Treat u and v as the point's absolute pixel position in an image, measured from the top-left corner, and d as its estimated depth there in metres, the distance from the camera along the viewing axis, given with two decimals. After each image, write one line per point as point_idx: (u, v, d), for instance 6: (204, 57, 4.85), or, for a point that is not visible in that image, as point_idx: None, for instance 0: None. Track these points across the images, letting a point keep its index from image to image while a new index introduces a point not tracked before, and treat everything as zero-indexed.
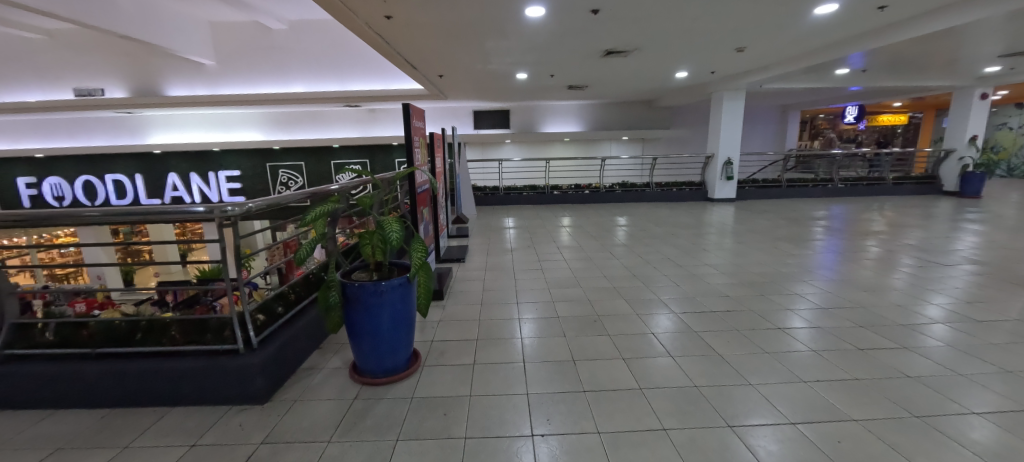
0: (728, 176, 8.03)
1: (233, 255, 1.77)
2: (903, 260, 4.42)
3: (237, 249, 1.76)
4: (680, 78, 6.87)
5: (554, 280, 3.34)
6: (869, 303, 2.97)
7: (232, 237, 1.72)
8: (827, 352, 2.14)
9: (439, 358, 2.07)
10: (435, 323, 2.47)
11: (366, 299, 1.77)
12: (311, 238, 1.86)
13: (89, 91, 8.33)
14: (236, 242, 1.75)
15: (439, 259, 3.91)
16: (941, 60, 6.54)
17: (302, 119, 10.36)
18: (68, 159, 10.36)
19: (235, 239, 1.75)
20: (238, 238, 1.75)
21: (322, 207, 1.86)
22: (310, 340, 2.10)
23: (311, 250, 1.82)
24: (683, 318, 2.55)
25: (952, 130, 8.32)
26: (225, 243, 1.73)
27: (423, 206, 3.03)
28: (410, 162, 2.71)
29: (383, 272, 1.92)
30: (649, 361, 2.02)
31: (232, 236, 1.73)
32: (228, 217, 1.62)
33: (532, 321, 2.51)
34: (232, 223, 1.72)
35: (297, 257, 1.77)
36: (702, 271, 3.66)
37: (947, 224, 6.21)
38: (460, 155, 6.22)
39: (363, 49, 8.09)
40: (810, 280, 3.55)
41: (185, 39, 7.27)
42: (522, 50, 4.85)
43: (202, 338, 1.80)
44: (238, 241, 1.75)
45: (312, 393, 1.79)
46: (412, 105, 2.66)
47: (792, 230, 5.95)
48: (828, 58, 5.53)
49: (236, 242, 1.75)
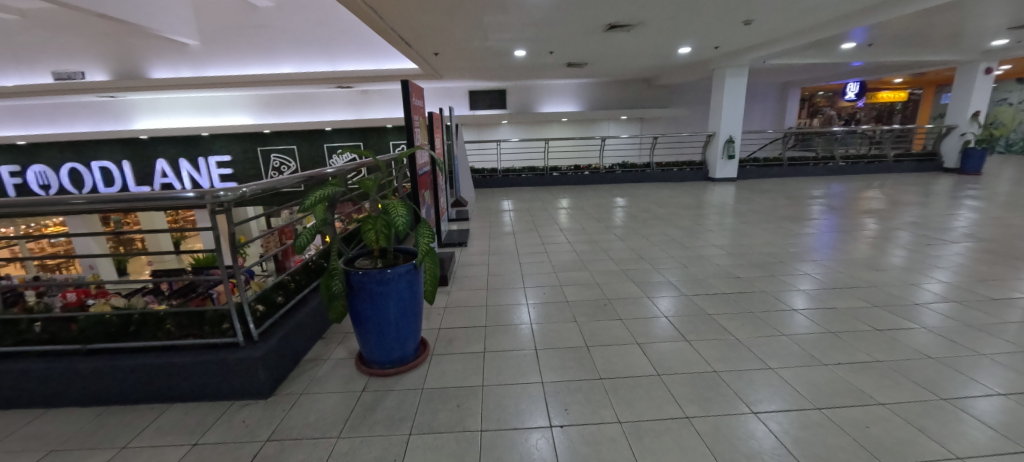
0: (729, 154, 7.92)
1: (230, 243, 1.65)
2: (906, 237, 4.39)
3: (233, 236, 1.64)
4: (683, 55, 6.68)
5: (559, 263, 3.26)
6: (877, 282, 2.93)
7: (227, 225, 1.60)
8: (841, 333, 2.09)
9: (447, 347, 2.00)
10: (441, 310, 2.39)
11: (370, 288, 1.68)
12: (312, 224, 1.76)
13: (68, 75, 8.02)
14: (230, 230, 1.63)
15: (439, 244, 3.81)
16: (948, 34, 6.38)
17: (293, 101, 10.06)
18: (51, 146, 10.05)
19: (230, 227, 1.63)
20: (233, 225, 1.63)
21: (323, 191, 1.73)
22: (312, 331, 2.00)
23: (311, 237, 1.72)
24: (692, 301, 2.49)
25: (955, 105, 8.17)
26: (218, 230, 1.61)
27: (424, 189, 2.92)
28: (410, 143, 2.57)
29: (388, 259, 1.81)
30: (665, 345, 1.97)
31: (227, 224, 1.61)
32: (220, 202, 1.50)
33: (539, 306, 2.44)
34: (226, 209, 1.60)
35: (297, 245, 1.67)
36: (707, 252, 3.60)
37: (945, 201, 6.20)
38: (458, 138, 6.05)
39: (354, 28, 7.80)
40: (815, 259, 3.50)
41: (165, 17, 6.95)
42: (522, 25, 4.64)
43: (198, 331, 1.69)
44: (233, 229, 1.62)
45: (318, 385, 1.72)
46: (411, 82, 2.52)
47: (794, 209, 5.89)
48: (836, 31, 5.35)
49: (232, 229, 1.64)
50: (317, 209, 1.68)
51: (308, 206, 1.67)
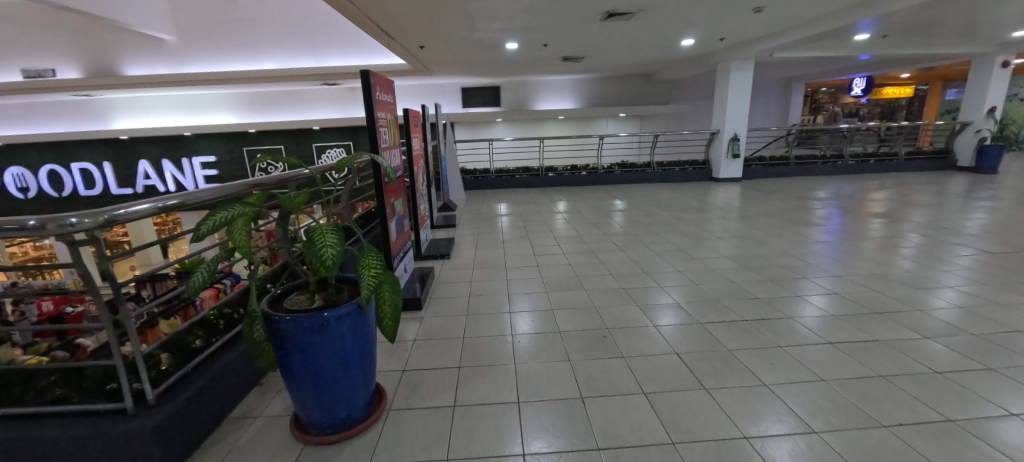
0: (735, 153, 7.53)
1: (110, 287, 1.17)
2: (932, 243, 4.01)
3: (109, 273, 1.17)
4: (686, 47, 6.30)
5: (552, 279, 2.89)
6: (921, 303, 2.52)
7: (101, 261, 1.12)
8: (894, 378, 1.72)
9: (410, 397, 1.62)
10: (409, 345, 2.01)
11: (298, 337, 1.28)
12: (222, 252, 1.27)
13: (37, 72, 7.50)
14: (105, 267, 1.14)
15: (421, 256, 3.42)
16: (967, 24, 6.01)
17: (278, 98, 9.72)
18: (27, 148, 9.63)
19: (101, 263, 1.13)
20: (111, 258, 1.14)
21: (240, 208, 1.28)
22: (242, 379, 1.63)
23: (214, 272, 1.24)
24: (709, 331, 2.10)
25: (970, 100, 7.80)
26: (84, 268, 1.11)
27: (395, 198, 2.51)
28: (374, 146, 2.19)
29: (328, 294, 1.39)
30: (677, 394, 1.60)
31: (98, 260, 1.12)
32: (75, 233, 1.02)
33: (528, 338, 2.05)
34: (90, 239, 1.10)
35: (191, 286, 1.20)
36: (718, 265, 3.22)
37: (962, 201, 5.85)
38: (446, 137, 5.64)
39: (339, 21, 7.40)
40: (842, 274, 3.09)
41: (134, 10, 6.55)
42: (511, 13, 4.26)
43: (80, 395, 1.29)
44: (105, 265, 1.14)
45: (236, 459, 1.34)
46: (371, 72, 2.13)
47: (806, 211, 5.52)
48: (851, 20, 4.97)
49: (105, 265, 1.14)
50: (232, 231, 1.21)
51: (213, 228, 1.20)
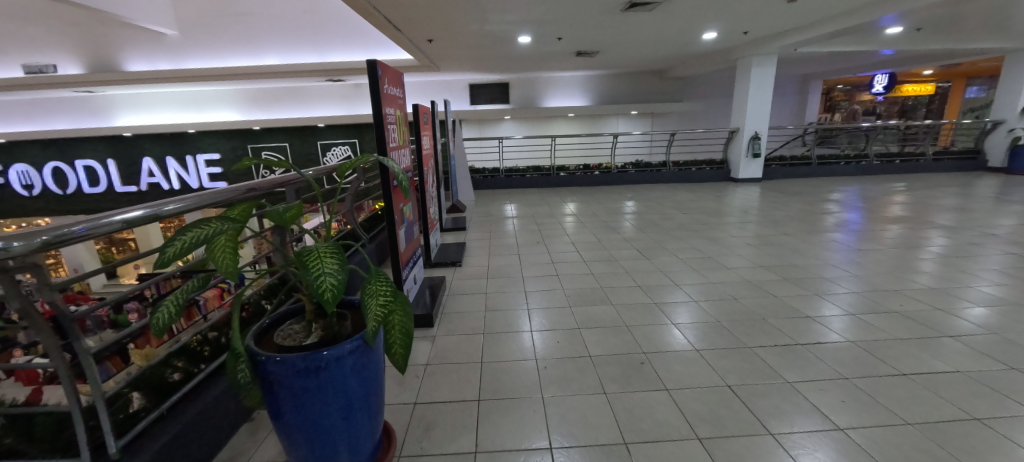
0: (755, 153, 7.22)
1: (58, 316, 0.95)
2: (979, 249, 3.72)
3: (57, 306, 0.94)
4: (706, 41, 6.00)
5: (574, 291, 2.65)
6: (994, 323, 2.20)
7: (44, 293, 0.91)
8: (996, 419, 1.41)
9: (423, 441, 1.39)
10: (421, 372, 1.78)
11: (290, 381, 1.04)
12: (196, 281, 1.00)
13: (38, 68, 7.36)
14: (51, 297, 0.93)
15: (430, 262, 3.19)
16: (1007, 17, 5.66)
17: (283, 95, 9.54)
18: (31, 145, 9.51)
19: (43, 295, 0.91)
20: (58, 287, 0.93)
21: (222, 225, 1.01)
22: (227, 417, 1.41)
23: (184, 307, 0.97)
24: (762, 356, 1.82)
25: (1003, 98, 7.45)
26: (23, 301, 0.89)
27: (404, 203, 2.28)
28: (382, 145, 1.94)
29: (328, 327, 1.15)
30: (738, 442, 1.34)
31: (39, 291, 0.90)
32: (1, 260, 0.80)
33: (555, 365, 1.81)
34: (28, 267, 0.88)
35: (154, 326, 0.92)
36: (753, 275, 2.95)
37: (999, 204, 5.53)
38: (454, 136, 5.40)
39: (344, 15, 7.18)
40: (892, 284, 2.79)
41: (136, 5, 6.40)
42: (527, 4, 4.01)
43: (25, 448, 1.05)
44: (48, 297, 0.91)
45: None
46: (379, 62, 1.88)
47: (833, 214, 5.23)
48: (886, 12, 4.66)
49: (49, 296, 0.92)
50: (211, 251, 0.95)
51: (181, 252, 0.94)
